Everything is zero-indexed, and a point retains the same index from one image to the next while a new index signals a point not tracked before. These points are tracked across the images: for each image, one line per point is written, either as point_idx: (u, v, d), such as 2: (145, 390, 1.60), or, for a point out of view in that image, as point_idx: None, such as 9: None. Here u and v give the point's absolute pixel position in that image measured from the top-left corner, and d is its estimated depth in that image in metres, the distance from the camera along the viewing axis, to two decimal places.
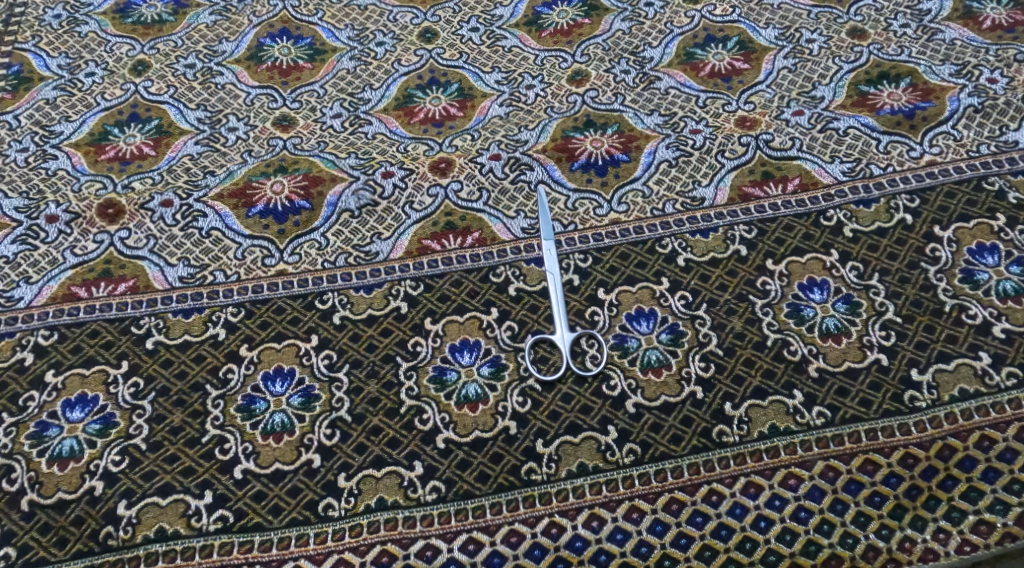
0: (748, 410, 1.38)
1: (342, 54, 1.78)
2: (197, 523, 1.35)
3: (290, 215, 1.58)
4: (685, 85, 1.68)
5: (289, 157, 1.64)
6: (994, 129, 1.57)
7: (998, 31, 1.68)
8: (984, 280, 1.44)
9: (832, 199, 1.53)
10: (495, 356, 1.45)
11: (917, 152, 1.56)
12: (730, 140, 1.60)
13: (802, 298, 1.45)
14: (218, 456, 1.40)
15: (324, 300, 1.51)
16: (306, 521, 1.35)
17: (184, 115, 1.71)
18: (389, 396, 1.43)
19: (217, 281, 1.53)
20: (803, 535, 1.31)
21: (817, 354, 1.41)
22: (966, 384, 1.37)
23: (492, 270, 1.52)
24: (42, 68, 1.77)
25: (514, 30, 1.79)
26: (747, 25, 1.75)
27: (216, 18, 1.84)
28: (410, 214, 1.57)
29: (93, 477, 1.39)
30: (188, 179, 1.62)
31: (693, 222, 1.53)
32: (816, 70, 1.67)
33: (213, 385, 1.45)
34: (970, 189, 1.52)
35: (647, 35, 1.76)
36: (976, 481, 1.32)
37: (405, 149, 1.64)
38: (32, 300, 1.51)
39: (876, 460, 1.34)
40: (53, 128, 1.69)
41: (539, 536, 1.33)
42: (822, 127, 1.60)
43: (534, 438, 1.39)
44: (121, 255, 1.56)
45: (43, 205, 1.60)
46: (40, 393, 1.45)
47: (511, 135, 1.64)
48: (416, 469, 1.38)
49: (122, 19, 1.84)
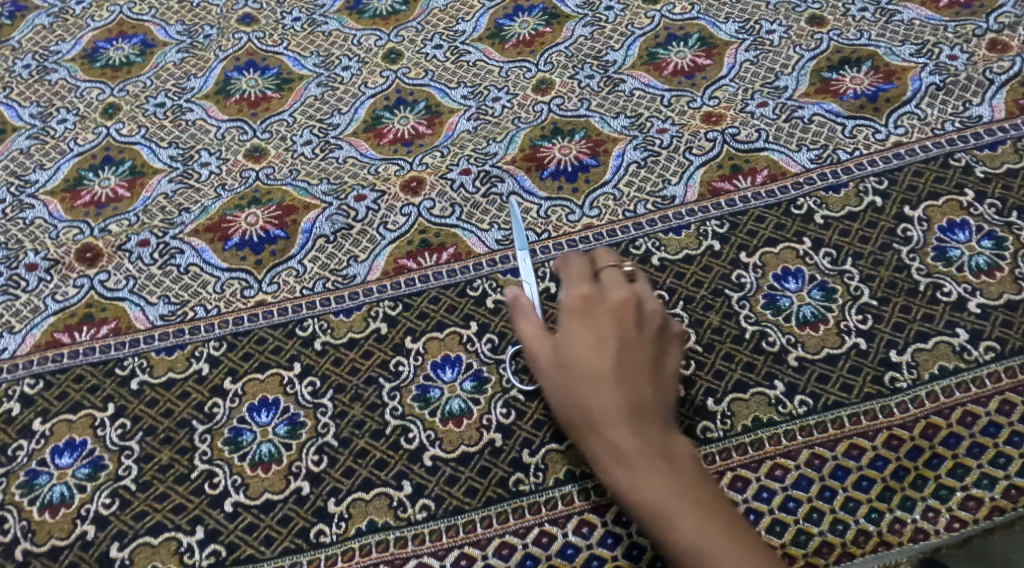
0: (731, 404, 1.37)
1: (308, 82, 1.78)
2: (190, 559, 1.36)
3: (266, 245, 1.59)
4: (649, 86, 1.68)
5: (261, 188, 1.65)
6: (957, 105, 1.57)
7: (955, 7, 1.68)
8: (957, 257, 1.44)
9: (801, 188, 1.53)
10: (477, 370, 1.45)
11: (883, 134, 1.56)
12: (697, 137, 1.60)
13: (778, 288, 1.45)
14: (208, 491, 1.40)
15: (304, 327, 1.51)
16: (298, 549, 1.36)
17: (157, 154, 1.71)
18: (374, 417, 1.43)
19: (198, 315, 1.53)
20: (793, 525, 1.30)
21: (795, 343, 1.40)
22: (945, 361, 1.37)
23: (469, 284, 1.52)
24: (15, 119, 1.77)
25: (477, 44, 1.79)
26: (706, 21, 1.75)
27: (183, 56, 1.83)
28: (385, 235, 1.58)
29: (85, 522, 1.39)
30: (164, 218, 1.63)
31: (665, 221, 1.52)
32: (779, 60, 1.67)
33: (200, 419, 1.45)
34: (937, 167, 1.51)
35: (608, 39, 1.76)
36: (962, 457, 1.31)
37: (376, 171, 1.64)
38: (17, 350, 1.52)
39: (860, 444, 1.33)
40: (29, 178, 1.70)
41: (531, 546, 1.34)
42: (787, 117, 1.60)
43: (520, 449, 1.39)
44: (102, 298, 1.56)
45: (22, 255, 1.61)
46: (29, 441, 1.45)
47: (480, 148, 1.65)
48: (404, 489, 1.38)
49: (91, 64, 1.84)
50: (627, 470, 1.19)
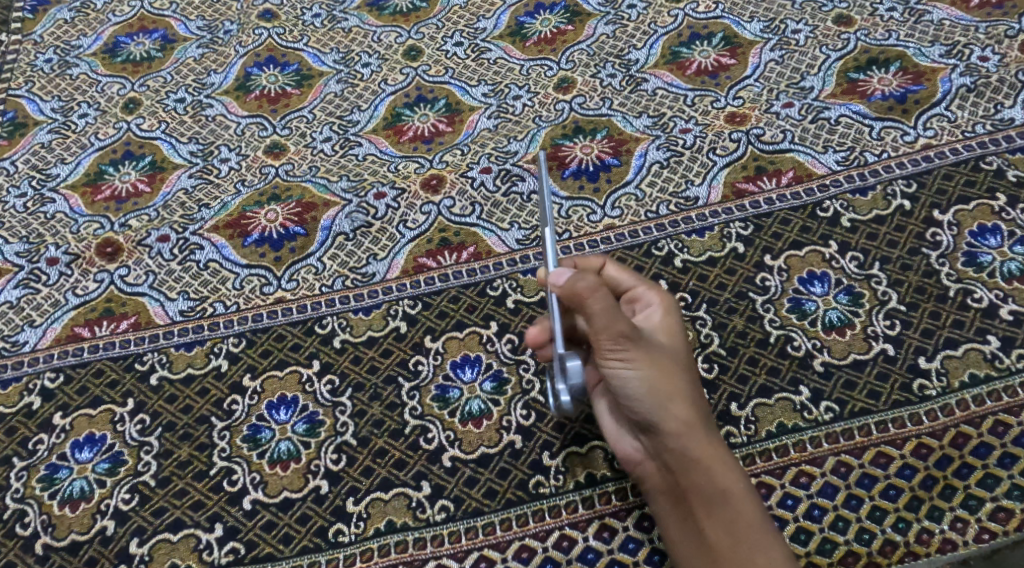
0: (755, 409, 1.35)
1: (328, 78, 1.77)
2: (209, 556, 1.35)
3: (285, 242, 1.58)
4: (672, 85, 1.66)
5: (281, 184, 1.64)
6: (988, 107, 1.55)
7: (986, 8, 1.66)
8: (988, 262, 1.42)
9: (827, 190, 1.50)
10: (496, 370, 1.44)
11: (911, 136, 1.53)
12: (721, 138, 1.58)
13: (804, 292, 1.43)
14: (227, 488, 1.39)
15: (323, 325, 1.50)
16: (317, 548, 1.35)
17: (177, 149, 1.70)
18: (394, 417, 1.42)
19: (217, 312, 1.53)
20: (818, 533, 1.28)
21: (821, 348, 1.38)
22: (975, 369, 1.35)
23: (489, 284, 1.51)
24: (37, 113, 1.76)
25: (498, 42, 1.77)
26: (731, 20, 1.73)
27: (204, 51, 1.83)
28: (404, 233, 1.57)
29: (105, 516, 1.38)
30: (184, 213, 1.62)
31: (688, 222, 1.50)
32: (804, 60, 1.65)
33: (219, 416, 1.44)
34: (968, 170, 1.49)
35: (631, 38, 1.74)
36: (993, 468, 1.29)
37: (395, 168, 1.63)
38: (37, 343, 1.51)
39: (888, 452, 1.31)
40: (50, 172, 1.69)
41: (551, 550, 1.33)
42: (813, 118, 1.58)
43: (540, 451, 1.38)
44: (122, 293, 1.55)
45: (43, 248, 1.60)
46: (49, 435, 1.44)
47: (500, 147, 1.63)
48: (424, 489, 1.37)
49: (112, 59, 1.83)
50: (720, 461, 1.26)
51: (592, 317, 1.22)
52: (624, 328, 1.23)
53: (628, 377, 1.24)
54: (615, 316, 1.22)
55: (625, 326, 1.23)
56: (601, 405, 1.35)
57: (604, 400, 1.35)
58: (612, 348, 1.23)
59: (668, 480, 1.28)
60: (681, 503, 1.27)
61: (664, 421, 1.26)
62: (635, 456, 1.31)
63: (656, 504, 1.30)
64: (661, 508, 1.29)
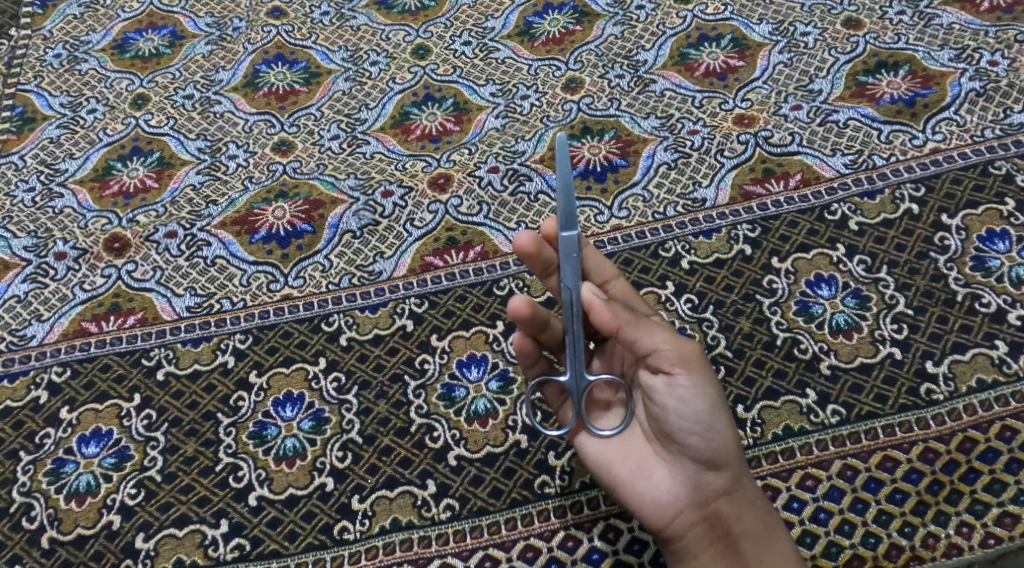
0: (761, 411, 1.35)
1: (337, 76, 1.77)
2: (214, 552, 1.36)
3: (292, 240, 1.58)
4: (681, 86, 1.66)
5: (289, 182, 1.64)
6: (998, 112, 1.55)
7: (996, 12, 1.66)
8: (996, 267, 1.42)
9: (835, 192, 1.50)
10: (503, 369, 1.45)
11: (920, 140, 1.53)
12: (729, 140, 1.58)
13: (811, 295, 1.43)
14: (232, 484, 1.40)
15: (330, 323, 1.50)
16: (322, 546, 1.35)
17: (185, 146, 1.70)
18: (400, 415, 1.42)
19: (224, 308, 1.53)
20: (825, 536, 1.28)
21: (828, 352, 1.38)
22: (983, 374, 1.35)
23: (496, 283, 1.51)
24: (45, 108, 1.76)
25: (507, 42, 1.78)
26: (740, 22, 1.73)
27: (212, 48, 1.83)
28: (411, 232, 1.57)
29: (111, 511, 1.39)
30: (191, 209, 1.62)
31: (695, 223, 1.50)
32: (813, 63, 1.65)
33: (224, 412, 1.45)
34: (977, 174, 1.49)
35: (639, 38, 1.74)
36: (999, 473, 1.29)
37: (403, 167, 1.63)
38: (45, 337, 1.52)
39: (895, 457, 1.31)
40: (58, 166, 1.69)
41: (556, 550, 1.33)
42: (822, 121, 1.58)
43: (546, 451, 1.38)
44: (130, 288, 1.56)
45: (51, 243, 1.61)
46: (56, 430, 1.45)
47: (508, 146, 1.64)
48: (429, 488, 1.37)
49: (121, 54, 1.84)
50: (742, 490, 1.22)
51: (656, 337, 1.16)
52: (696, 349, 1.17)
53: (697, 405, 1.17)
54: (681, 339, 1.17)
55: (694, 348, 1.17)
56: (606, 448, 1.23)
57: (603, 440, 1.24)
58: (686, 370, 1.16)
59: (713, 524, 1.21)
60: (728, 547, 1.21)
61: (723, 457, 1.19)
62: (672, 501, 1.21)
63: (698, 553, 1.21)
64: (703, 556, 1.21)
